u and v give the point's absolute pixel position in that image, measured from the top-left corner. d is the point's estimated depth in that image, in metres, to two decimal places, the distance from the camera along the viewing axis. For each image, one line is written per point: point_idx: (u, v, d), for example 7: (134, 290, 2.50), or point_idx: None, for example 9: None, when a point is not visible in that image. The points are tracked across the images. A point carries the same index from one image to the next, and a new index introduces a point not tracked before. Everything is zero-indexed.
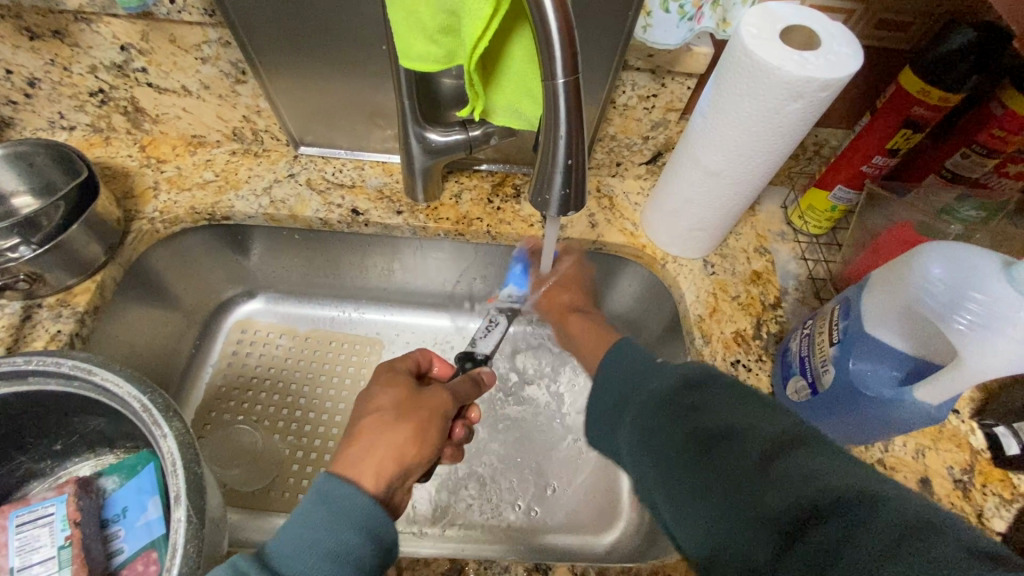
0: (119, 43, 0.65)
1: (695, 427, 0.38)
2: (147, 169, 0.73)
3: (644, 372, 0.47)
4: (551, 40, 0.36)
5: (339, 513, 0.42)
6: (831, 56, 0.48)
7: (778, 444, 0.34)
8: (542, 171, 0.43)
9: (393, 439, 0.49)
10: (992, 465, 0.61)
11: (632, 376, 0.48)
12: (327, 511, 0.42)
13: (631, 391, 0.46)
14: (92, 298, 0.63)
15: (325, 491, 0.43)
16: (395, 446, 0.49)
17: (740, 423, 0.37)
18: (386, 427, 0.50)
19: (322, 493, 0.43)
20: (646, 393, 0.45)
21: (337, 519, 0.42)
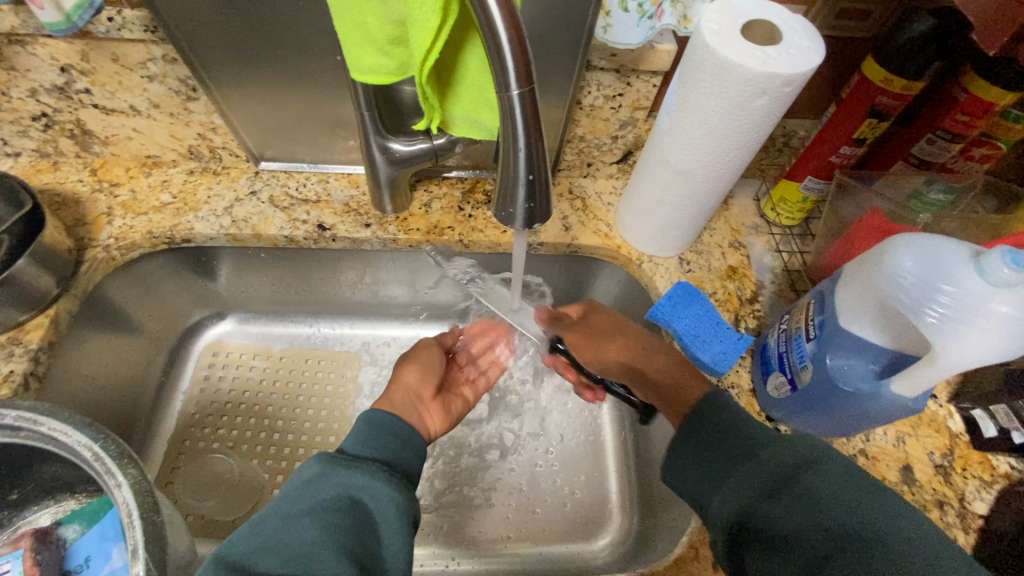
0: (58, 64, 0.61)
1: (823, 521, 0.36)
2: (100, 194, 0.70)
3: (748, 441, 0.44)
4: (501, 50, 0.34)
5: (380, 428, 0.50)
6: (793, 51, 0.48)
7: (917, 561, 0.33)
8: (504, 186, 0.41)
9: (413, 372, 0.66)
10: (972, 448, 0.61)
11: (735, 441, 0.45)
12: (387, 423, 0.52)
13: (737, 455, 0.44)
14: (45, 333, 0.60)
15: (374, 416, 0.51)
16: (415, 375, 0.66)
17: (882, 530, 0.34)
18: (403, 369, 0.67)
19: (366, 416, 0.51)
20: (755, 464, 0.42)
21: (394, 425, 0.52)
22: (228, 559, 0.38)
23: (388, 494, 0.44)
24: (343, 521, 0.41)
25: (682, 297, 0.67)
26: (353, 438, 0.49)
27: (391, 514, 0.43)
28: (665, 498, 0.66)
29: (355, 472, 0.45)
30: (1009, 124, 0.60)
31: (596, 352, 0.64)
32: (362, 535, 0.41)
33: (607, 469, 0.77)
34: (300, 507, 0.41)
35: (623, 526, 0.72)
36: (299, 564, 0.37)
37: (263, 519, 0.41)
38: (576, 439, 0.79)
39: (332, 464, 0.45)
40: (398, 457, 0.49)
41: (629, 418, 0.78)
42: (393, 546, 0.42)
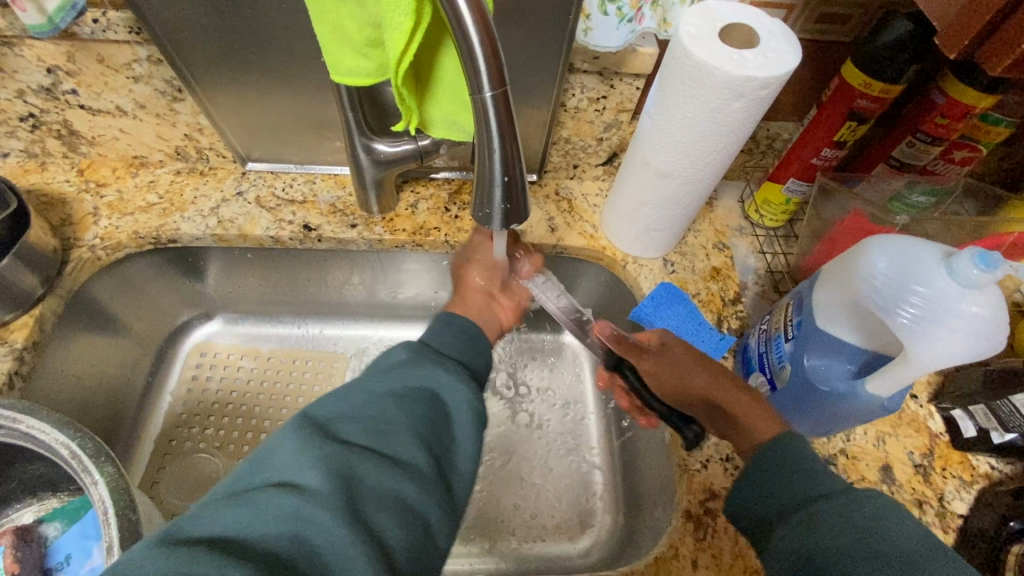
0: (44, 65, 0.61)
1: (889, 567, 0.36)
2: (86, 194, 0.70)
3: (817, 480, 0.43)
4: (474, 53, 0.35)
5: (459, 333, 0.55)
6: (770, 54, 0.48)
7: None
8: (480, 187, 0.42)
9: (477, 273, 0.68)
10: (952, 448, 0.62)
11: (801, 477, 0.44)
12: (459, 335, 0.54)
13: (806, 494, 0.43)
14: (29, 333, 0.60)
15: (448, 319, 0.56)
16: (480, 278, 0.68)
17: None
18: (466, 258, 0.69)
19: (444, 319, 0.56)
20: (823, 506, 0.41)
21: (462, 336, 0.54)
22: (319, 419, 0.40)
23: (465, 398, 0.47)
24: (423, 410, 0.43)
25: (665, 297, 0.68)
26: (433, 335, 0.54)
27: (466, 413, 0.46)
28: (650, 498, 0.66)
29: (440, 368, 0.48)
30: (989, 126, 0.60)
31: (674, 386, 0.57)
32: (440, 431, 0.43)
33: (592, 469, 0.77)
34: (387, 393, 0.44)
35: (608, 526, 0.73)
36: (382, 436, 0.40)
37: (354, 390, 0.44)
38: (562, 439, 0.79)
39: (416, 359, 0.48)
40: (470, 359, 0.54)
41: (615, 419, 0.78)
42: (462, 449, 0.44)
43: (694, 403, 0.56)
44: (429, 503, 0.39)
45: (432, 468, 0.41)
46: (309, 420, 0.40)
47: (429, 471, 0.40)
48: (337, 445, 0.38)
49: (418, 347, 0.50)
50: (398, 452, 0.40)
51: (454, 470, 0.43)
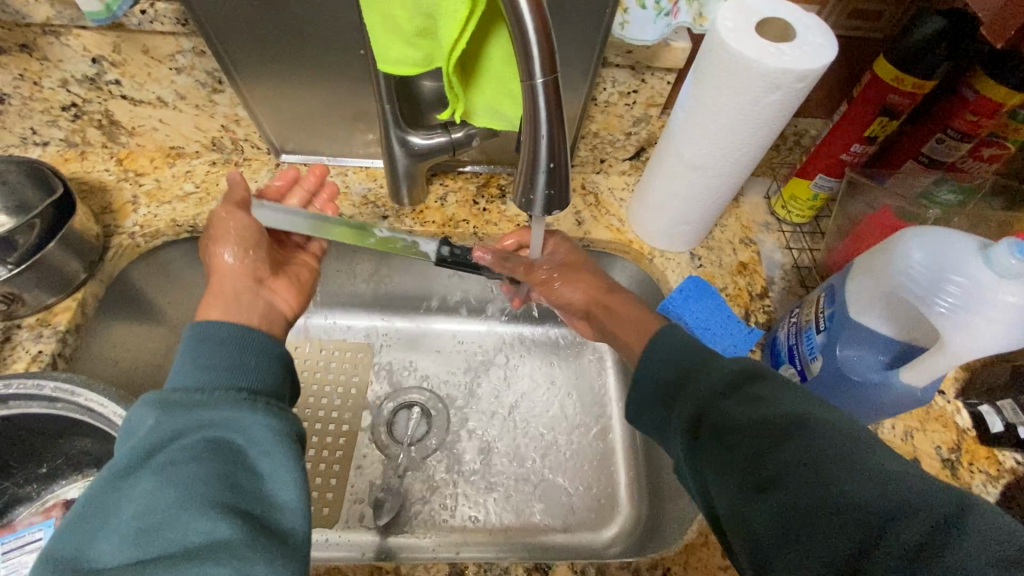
0: (90, 55, 0.63)
1: (767, 416, 0.39)
2: (125, 183, 0.72)
3: (695, 357, 0.46)
4: (529, 39, 0.36)
5: (226, 346, 0.45)
6: (807, 47, 0.49)
7: (848, 439, 0.36)
8: (526, 172, 0.43)
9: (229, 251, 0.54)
10: (979, 443, 0.62)
11: (684, 357, 0.47)
12: (218, 345, 0.45)
13: (685, 375, 0.46)
14: (72, 316, 0.62)
15: (207, 330, 0.46)
16: (235, 256, 0.54)
17: (814, 416, 0.38)
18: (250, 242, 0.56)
19: (199, 336, 0.45)
20: (698, 382, 0.44)
21: (226, 345, 0.45)
22: (60, 557, 0.34)
23: (258, 429, 0.40)
24: (204, 470, 0.37)
25: (693, 290, 0.68)
26: (187, 366, 0.43)
27: (266, 443, 0.40)
28: (675, 489, 0.67)
29: (200, 409, 0.40)
30: (1017, 125, 0.61)
31: (561, 296, 0.68)
32: (234, 477, 0.37)
33: (615, 461, 0.78)
34: (146, 462, 0.38)
35: (632, 517, 0.73)
36: (156, 534, 0.35)
37: (110, 488, 0.37)
38: (585, 431, 0.80)
39: (167, 411, 0.40)
40: (258, 378, 0.44)
41: None
42: (275, 479, 0.39)
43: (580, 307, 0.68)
44: (250, 561, 0.34)
45: (243, 527, 0.35)
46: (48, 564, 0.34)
47: (238, 531, 0.35)
48: None
49: (164, 398, 0.41)
50: (183, 540, 0.34)
51: (273, 508, 0.38)
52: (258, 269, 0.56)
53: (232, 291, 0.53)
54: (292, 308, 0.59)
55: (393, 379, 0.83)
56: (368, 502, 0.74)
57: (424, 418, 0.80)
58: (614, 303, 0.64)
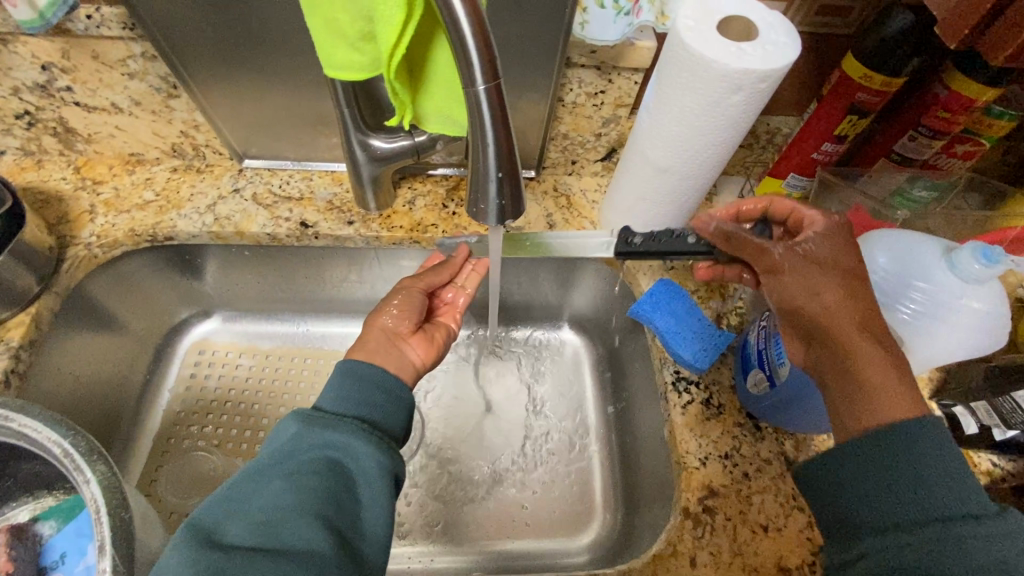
0: (39, 62, 0.61)
1: None
2: (83, 192, 0.70)
3: (941, 488, 0.37)
4: (467, 45, 0.34)
5: (365, 383, 0.48)
6: (769, 46, 0.48)
7: None
8: (475, 181, 0.42)
9: (388, 312, 0.59)
10: (952, 444, 0.61)
11: (925, 480, 0.37)
12: (353, 380, 0.48)
13: (912, 500, 0.37)
14: (26, 331, 0.60)
15: (353, 367, 0.49)
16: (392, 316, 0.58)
17: None
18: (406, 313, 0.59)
19: (347, 368, 0.49)
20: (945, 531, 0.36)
21: (367, 386, 0.48)
22: (201, 526, 0.39)
23: (371, 460, 0.43)
24: (322, 485, 0.41)
25: (664, 294, 0.66)
26: (328, 393, 0.47)
27: (372, 474, 0.43)
28: (648, 495, 0.66)
29: (331, 433, 0.44)
30: (992, 120, 0.59)
31: (799, 295, 0.44)
32: (339, 496, 0.41)
33: (592, 465, 0.77)
34: (280, 464, 0.42)
35: (607, 523, 0.72)
36: (273, 529, 0.38)
37: (251, 477, 0.42)
38: (564, 434, 0.79)
39: (307, 425, 0.44)
40: (383, 415, 0.48)
41: (613, 415, 0.78)
42: (372, 510, 0.42)
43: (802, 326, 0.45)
44: None
45: (338, 547, 0.39)
46: (193, 525, 0.39)
47: (331, 550, 0.38)
48: (221, 555, 0.36)
49: (308, 417, 0.44)
50: (291, 540, 0.38)
51: (360, 535, 0.41)
52: (400, 327, 0.59)
53: (374, 343, 0.56)
54: (420, 363, 0.58)
55: None
56: None
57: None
58: (844, 334, 0.42)
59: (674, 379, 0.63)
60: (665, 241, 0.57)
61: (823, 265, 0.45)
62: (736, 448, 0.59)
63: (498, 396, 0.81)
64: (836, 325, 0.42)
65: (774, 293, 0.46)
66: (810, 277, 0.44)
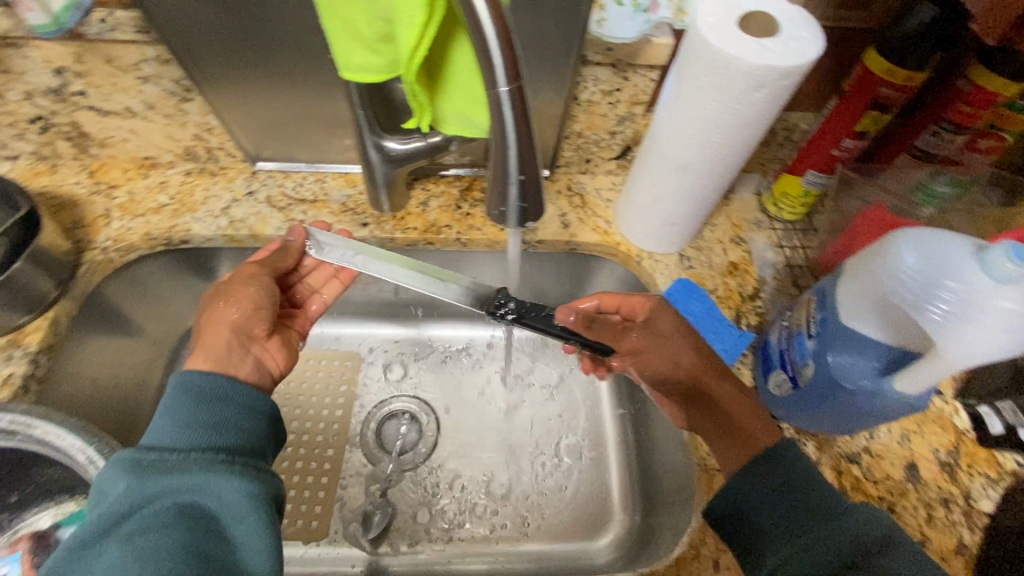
0: (52, 67, 0.62)
1: None
2: (98, 197, 0.70)
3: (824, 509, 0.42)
4: (489, 47, 0.34)
5: (205, 400, 0.45)
6: (792, 42, 0.47)
7: None
8: (496, 184, 0.41)
9: (232, 311, 0.55)
10: (978, 445, 0.60)
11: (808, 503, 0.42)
12: (192, 401, 0.45)
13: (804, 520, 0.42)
14: (42, 337, 0.61)
15: (186, 383, 0.46)
16: (239, 312, 0.55)
17: None
18: (251, 303, 0.56)
19: (179, 388, 0.46)
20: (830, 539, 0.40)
21: (210, 404, 0.45)
22: None
23: (234, 492, 0.40)
24: (172, 540, 0.37)
25: (681, 294, 0.66)
26: (164, 423, 0.43)
27: (238, 507, 0.40)
28: (668, 496, 0.66)
29: (172, 475, 0.40)
30: (1015, 115, 0.58)
31: (662, 362, 0.55)
32: (201, 546, 0.37)
33: (608, 466, 0.76)
34: (116, 528, 0.37)
35: (625, 525, 0.72)
36: None
37: (74, 560, 0.36)
38: (579, 435, 0.79)
39: (138, 476, 0.39)
40: (236, 435, 0.44)
41: (629, 416, 0.78)
42: (247, 545, 0.39)
43: (673, 386, 0.55)
44: None
45: None
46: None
47: None
48: None
49: (137, 464, 0.40)
50: None
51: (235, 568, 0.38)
52: (253, 329, 0.56)
53: (222, 347, 0.52)
54: (276, 371, 0.58)
55: (381, 386, 0.82)
56: (358, 512, 0.72)
57: (414, 426, 0.79)
58: (705, 385, 0.52)
59: None
60: (536, 315, 0.60)
61: (666, 335, 0.55)
62: None
63: (510, 398, 0.81)
64: (699, 377, 0.52)
65: (644, 366, 0.57)
66: (659, 334, 0.55)
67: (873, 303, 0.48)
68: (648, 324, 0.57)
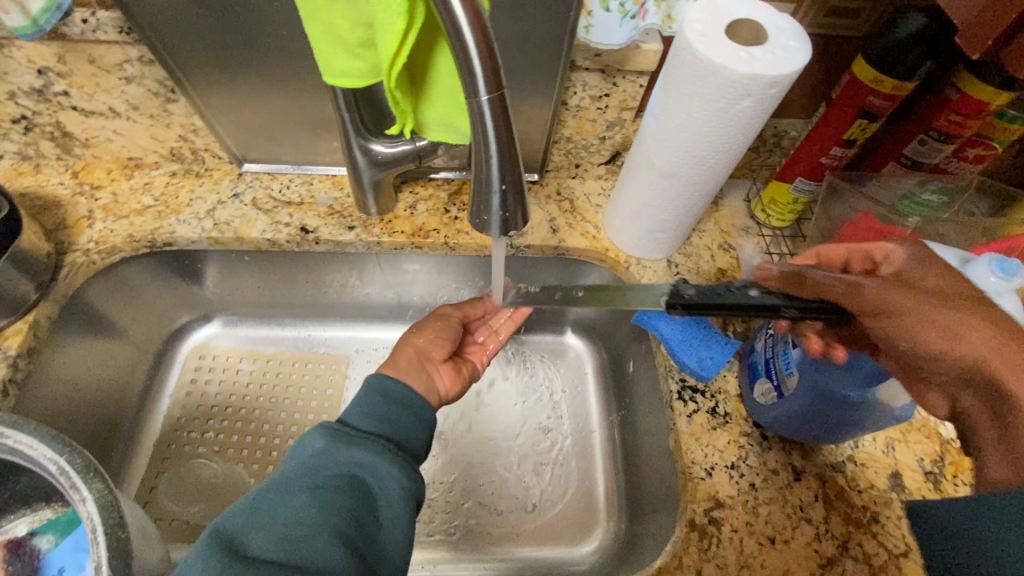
0: (35, 66, 0.60)
1: None
2: (81, 198, 0.69)
3: None
4: (469, 55, 0.33)
5: (388, 400, 0.50)
6: (779, 51, 0.47)
7: None
8: (478, 192, 0.41)
9: (420, 336, 0.62)
10: (962, 454, 0.60)
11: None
12: (381, 398, 0.49)
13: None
14: (23, 340, 0.59)
15: (383, 386, 0.50)
16: (428, 338, 0.62)
17: None
18: (440, 333, 0.63)
19: (378, 386, 0.50)
20: None
21: (390, 403, 0.49)
22: (225, 530, 0.37)
23: (396, 480, 0.43)
24: (343, 501, 0.40)
25: None
26: (357, 408, 0.48)
27: (394, 496, 0.42)
28: (653, 503, 0.65)
29: (356, 449, 0.44)
30: (1003, 124, 0.58)
31: (931, 329, 0.37)
32: (362, 517, 0.40)
33: (594, 472, 0.76)
34: (301, 477, 0.41)
35: (610, 531, 0.71)
36: (297, 545, 0.36)
37: (274, 489, 0.40)
38: (566, 440, 0.78)
39: (335, 439, 0.44)
40: (404, 433, 0.48)
41: (617, 421, 0.77)
42: (391, 532, 0.41)
43: (936, 369, 0.37)
44: None
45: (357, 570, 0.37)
46: (212, 536, 0.37)
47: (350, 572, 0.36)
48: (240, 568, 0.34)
49: (338, 429, 0.44)
50: (311, 559, 0.36)
51: (379, 555, 0.40)
52: (433, 352, 0.62)
53: (410, 363, 0.58)
54: (443, 392, 0.61)
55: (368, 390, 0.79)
56: None
57: None
58: (998, 374, 0.34)
59: (679, 388, 0.62)
60: (718, 293, 0.47)
61: (938, 292, 0.38)
62: (742, 458, 0.58)
63: (499, 403, 0.81)
64: (994, 362, 0.34)
65: (901, 338, 0.38)
66: (927, 294, 0.38)
67: None
68: (900, 275, 0.40)
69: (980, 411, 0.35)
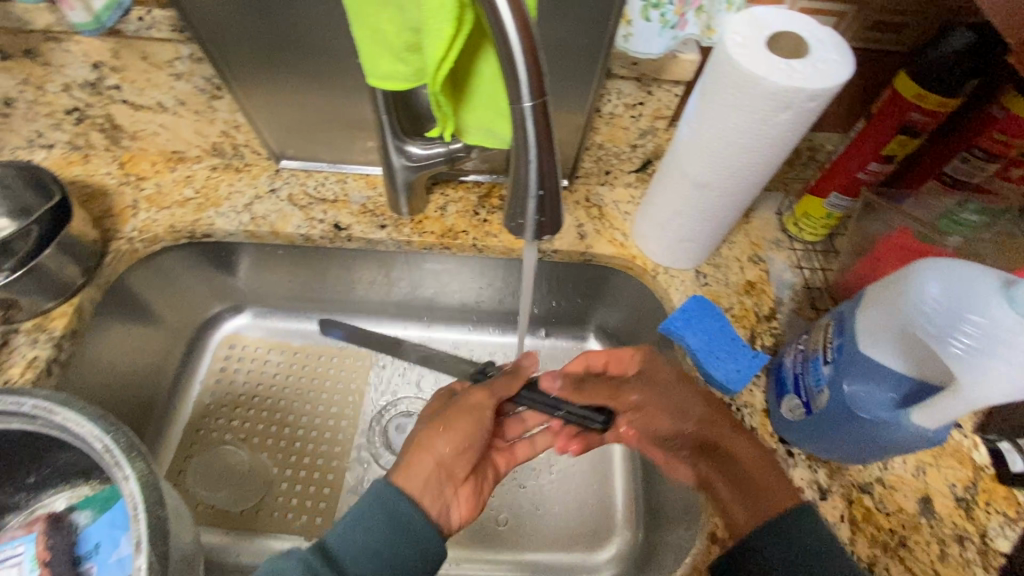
0: (90, 61, 0.64)
1: None
2: (127, 187, 0.72)
3: None
4: (515, 61, 0.34)
5: (395, 523, 0.46)
6: (820, 64, 0.46)
7: None
8: (515, 196, 0.41)
9: (443, 440, 0.57)
10: (997, 482, 0.58)
11: None
12: (383, 516, 0.46)
13: None
14: (69, 322, 0.62)
15: (392, 501, 0.47)
16: (447, 445, 0.57)
17: None
18: (467, 433, 0.59)
19: (381, 499, 0.47)
20: None
21: (394, 526, 0.46)
22: None
23: None
24: None
25: (696, 310, 0.65)
26: (352, 531, 0.45)
27: None
28: (672, 513, 0.65)
29: None
30: None
31: (678, 407, 0.61)
32: None
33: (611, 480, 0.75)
34: None
35: (626, 540, 0.71)
36: None
37: None
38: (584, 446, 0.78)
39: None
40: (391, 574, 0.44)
41: None
42: None
43: (683, 435, 0.61)
44: None
45: None
46: None
47: None
48: None
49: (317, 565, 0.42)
50: None
51: None
52: (455, 469, 0.57)
53: (429, 477, 0.53)
54: (457, 521, 0.55)
55: (391, 385, 0.80)
56: None
57: None
58: (720, 436, 0.56)
59: None
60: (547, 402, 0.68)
61: (670, 383, 0.61)
62: None
63: None
64: (704, 425, 0.58)
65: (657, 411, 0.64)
66: (656, 380, 0.63)
67: (895, 333, 0.47)
68: (650, 375, 0.63)
69: (723, 468, 0.56)
